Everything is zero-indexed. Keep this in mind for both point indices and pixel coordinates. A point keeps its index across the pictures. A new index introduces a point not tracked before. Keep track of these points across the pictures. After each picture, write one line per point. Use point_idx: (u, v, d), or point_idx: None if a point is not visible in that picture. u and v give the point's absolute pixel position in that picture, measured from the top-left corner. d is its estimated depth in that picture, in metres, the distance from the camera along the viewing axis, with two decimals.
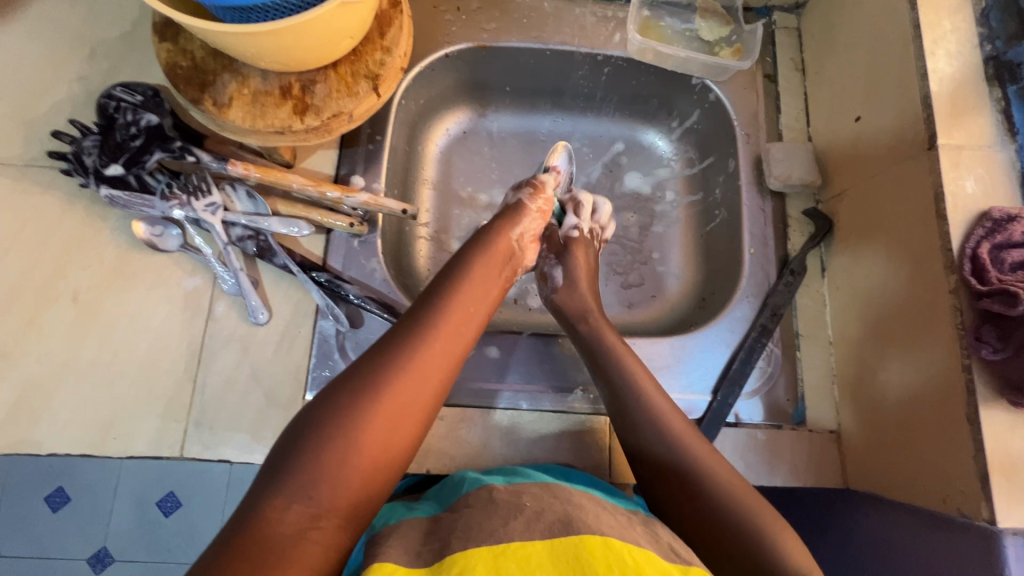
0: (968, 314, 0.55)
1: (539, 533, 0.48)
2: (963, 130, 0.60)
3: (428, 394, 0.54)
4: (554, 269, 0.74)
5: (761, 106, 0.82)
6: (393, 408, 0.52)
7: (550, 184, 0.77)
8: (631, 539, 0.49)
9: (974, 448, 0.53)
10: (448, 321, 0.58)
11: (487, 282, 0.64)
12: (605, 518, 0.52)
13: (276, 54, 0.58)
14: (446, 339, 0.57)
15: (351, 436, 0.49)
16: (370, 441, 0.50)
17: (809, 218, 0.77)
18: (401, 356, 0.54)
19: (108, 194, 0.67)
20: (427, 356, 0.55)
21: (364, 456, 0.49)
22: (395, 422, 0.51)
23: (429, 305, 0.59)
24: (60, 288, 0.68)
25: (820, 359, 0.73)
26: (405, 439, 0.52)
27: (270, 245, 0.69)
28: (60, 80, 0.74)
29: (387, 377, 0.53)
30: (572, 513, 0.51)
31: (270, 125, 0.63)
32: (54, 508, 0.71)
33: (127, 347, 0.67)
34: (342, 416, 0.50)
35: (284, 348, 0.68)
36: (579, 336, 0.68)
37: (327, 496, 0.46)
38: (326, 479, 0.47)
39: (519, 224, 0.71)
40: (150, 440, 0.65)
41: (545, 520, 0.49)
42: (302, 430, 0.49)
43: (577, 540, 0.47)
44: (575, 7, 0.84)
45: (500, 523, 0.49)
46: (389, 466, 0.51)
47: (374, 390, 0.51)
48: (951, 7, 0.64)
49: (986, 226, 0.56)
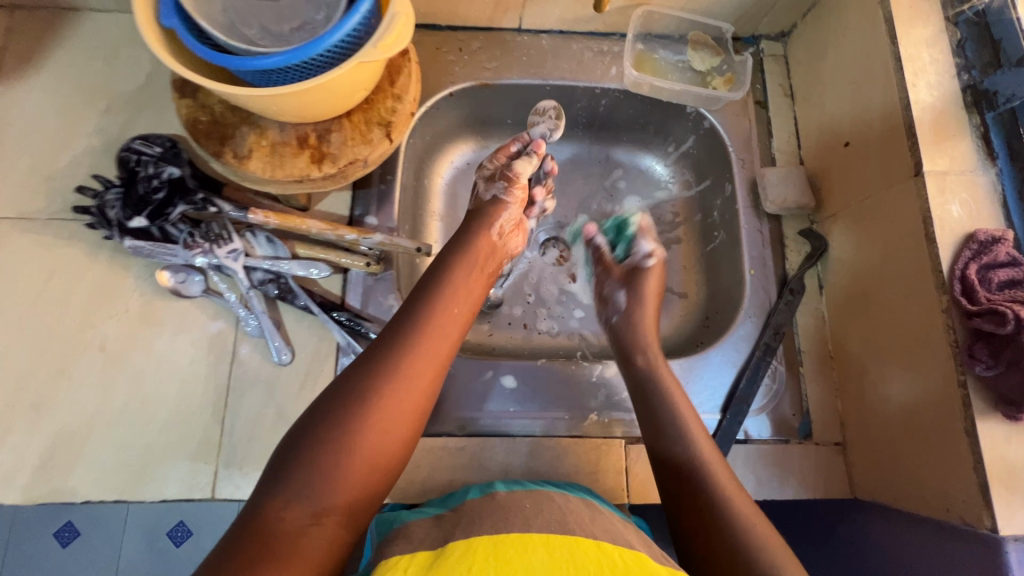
0: (960, 331, 0.59)
1: (536, 528, 0.55)
2: (946, 156, 0.64)
3: (415, 401, 0.57)
4: (616, 293, 0.79)
5: (753, 131, 0.86)
6: (390, 418, 0.55)
7: (525, 172, 0.75)
8: (621, 542, 0.55)
9: (973, 460, 0.56)
10: (432, 325, 0.61)
11: (467, 287, 0.67)
12: (598, 524, 0.58)
13: (296, 109, 0.62)
14: (432, 341, 0.60)
15: (346, 440, 0.52)
16: (364, 450, 0.53)
17: (805, 238, 0.81)
18: (388, 369, 0.57)
19: (132, 245, 0.70)
20: (415, 360, 0.58)
21: (361, 468, 0.53)
22: (389, 426, 0.55)
23: (417, 312, 0.62)
24: (88, 338, 0.70)
25: (823, 376, 0.76)
26: (395, 447, 0.55)
27: (291, 288, 0.72)
28: (79, 135, 0.77)
29: (378, 397, 0.55)
30: (567, 518, 0.57)
31: (289, 175, 0.66)
32: (64, 543, 0.69)
33: (155, 393, 0.69)
34: (336, 419, 0.53)
35: (308, 386, 0.71)
36: (636, 368, 0.72)
37: (327, 496, 0.51)
38: (323, 481, 0.51)
39: (502, 216, 0.74)
40: (181, 482, 0.67)
41: (543, 517, 0.56)
42: (302, 437, 0.53)
43: (572, 538, 0.53)
44: (572, 43, 0.88)
45: (499, 520, 0.56)
46: (384, 470, 0.54)
47: (367, 407, 0.54)
48: (929, 40, 0.68)
49: (973, 248, 0.60)
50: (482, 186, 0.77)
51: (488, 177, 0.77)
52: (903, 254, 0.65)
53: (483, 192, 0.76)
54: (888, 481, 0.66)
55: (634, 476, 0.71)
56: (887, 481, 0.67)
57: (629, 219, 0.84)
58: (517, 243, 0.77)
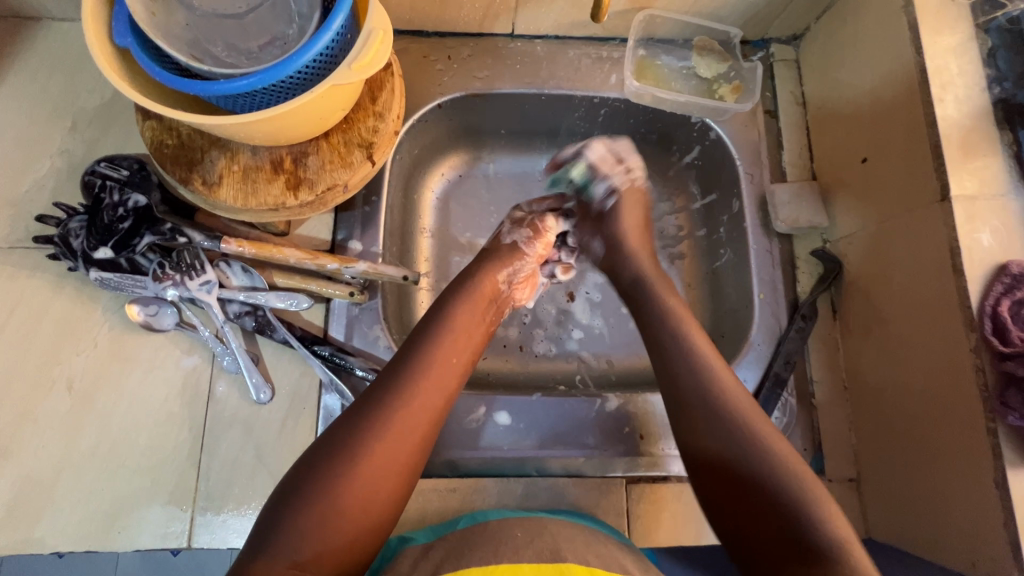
0: (991, 375, 0.54)
1: (527, 556, 0.51)
2: (975, 178, 0.59)
3: (406, 454, 0.53)
4: (592, 240, 0.77)
5: (762, 142, 0.80)
6: (385, 463, 0.52)
7: (553, 230, 0.76)
8: (615, 566, 0.52)
9: (1004, 516, 0.52)
10: (436, 361, 0.58)
11: (468, 330, 0.63)
12: (591, 547, 0.55)
13: (270, 134, 0.57)
14: (434, 377, 0.57)
15: (336, 484, 0.49)
16: (352, 495, 0.50)
17: (818, 259, 0.76)
18: (376, 420, 0.53)
19: (98, 277, 0.65)
20: (414, 397, 0.55)
21: (347, 517, 0.49)
22: (383, 472, 0.51)
23: (419, 347, 0.59)
24: (54, 376, 0.66)
25: (836, 407, 0.72)
26: (384, 505, 0.51)
27: (268, 321, 0.67)
28: (41, 156, 0.72)
29: (364, 451, 0.51)
30: (558, 542, 0.54)
31: (263, 204, 0.61)
32: None
33: (126, 435, 0.65)
34: (320, 477, 0.50)
35: (289, 427, 0.66)
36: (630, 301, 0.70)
37: (315, 545, 0.47)
38: (306, 527, 0.47)
39: (521, 267, 0.72)
40: (155, 531, 0.63)
41: (534, 546, 0.53)
42: (296, 483, 0.50)
43: (564, 567, 0.50)
44: (569, 48, 0.82)
45: (489, 550, 0.52)
46: (375, 517, 0.51)
47: (356, 453, 0.51)
48: (957, 49, 0.62)
49: (1005, 282, 0.55)
50: (506, 228, 0.76)
51: (517, 221, 0.76)
52: (925, 284, 0.61)
53: (505, 234, 0.75)
54: (910, 523, 0.62)
55: (636, 517, 0.67)
56: (909, 520, 0.62)
57: (576, 168, 0.78)
58: (522, 296, 0.74)
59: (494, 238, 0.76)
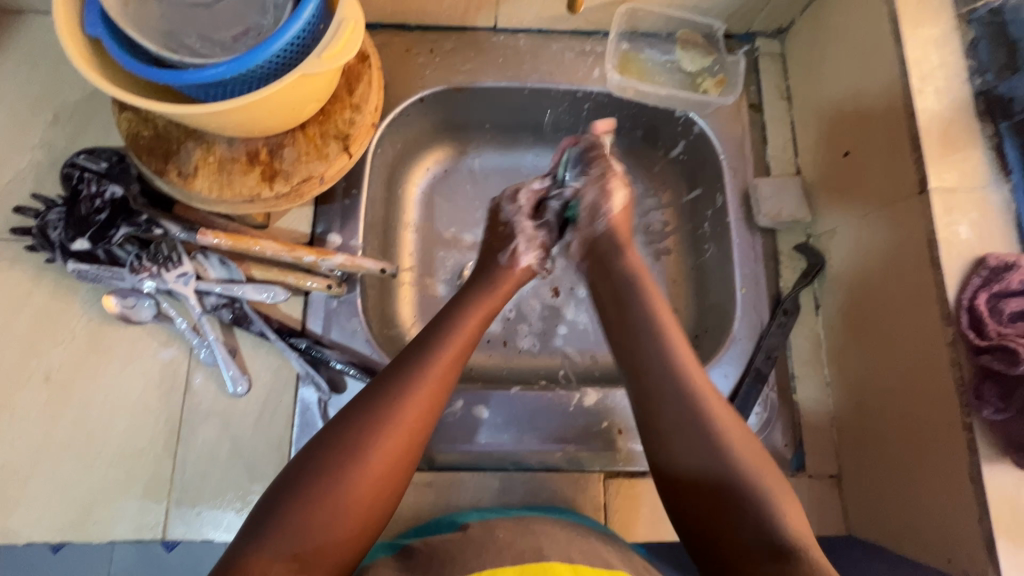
0: (967, 368, 0.53)
1: (510, 559, 0.50)
2: (954, 171, 0.58)
3: (406, 453, 0.53)
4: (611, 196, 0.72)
5: (747, 137, 0.80)
6: (386, 459, 0.51)
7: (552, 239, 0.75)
8: (599, 561, 0.52)
9: (979, 511, 0.52)
10: (443, 359, 0.57)
11: (475, 329, 0.62)
12: (574, 543, 0.54)
13: (242, 125, 0.57)
14: (441, 376, 0.57)
15: (337, 480, 0.49)
16: (353, 494, 0.49)
17: (801, 253, 0.75)
18: (378, 417, 0.52)
19: (76, 269, 0.65)
20: (416, 394, 0.54)
21: (346, 513, 0.49)
22: (384, 470, 0.51)
23: (426, 345, 0.59)
24: (32, 368, 0.66)
25: (818, 403, 0.71)
26: (383, 502, 0.51)
27: (245, 313, 0.67)
28: (23, 148, 0.72)
29: (361, 449, 0.51)
30: (541, 541, 0.53)
31: (238, 195, 0.61)
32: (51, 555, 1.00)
33: (103, 427, 0.65)
34: (321, 475, 0.49)
35: (265, 420, 0.66)
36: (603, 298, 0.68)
37: (314, 541, 0.47)
38: (304, 525, 0.47)
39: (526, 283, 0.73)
40: (130, 522, 0.63)
41: (514, 548, 0.52)
42: (296, 478, 0.49)
43: (545, 565, 0.50)
44: (552, 42, 0.81)
45: (471, 555, 0.51)
46: (372, 516, 0.50)
47: (359, 450, 0.50)
48: (938, 40, 0.62)
49: (982, 275, 0.54)
50: (522, 248, 0.71)
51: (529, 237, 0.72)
52: (909, 280, 0.59)
53: (522, 255, 0.71)
54: (888, 519, 0.61)
55: (613, 512, 0.67)
56: (886, 518, 0.62)
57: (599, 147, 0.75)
58: None
59: (510, 256, 0.70)
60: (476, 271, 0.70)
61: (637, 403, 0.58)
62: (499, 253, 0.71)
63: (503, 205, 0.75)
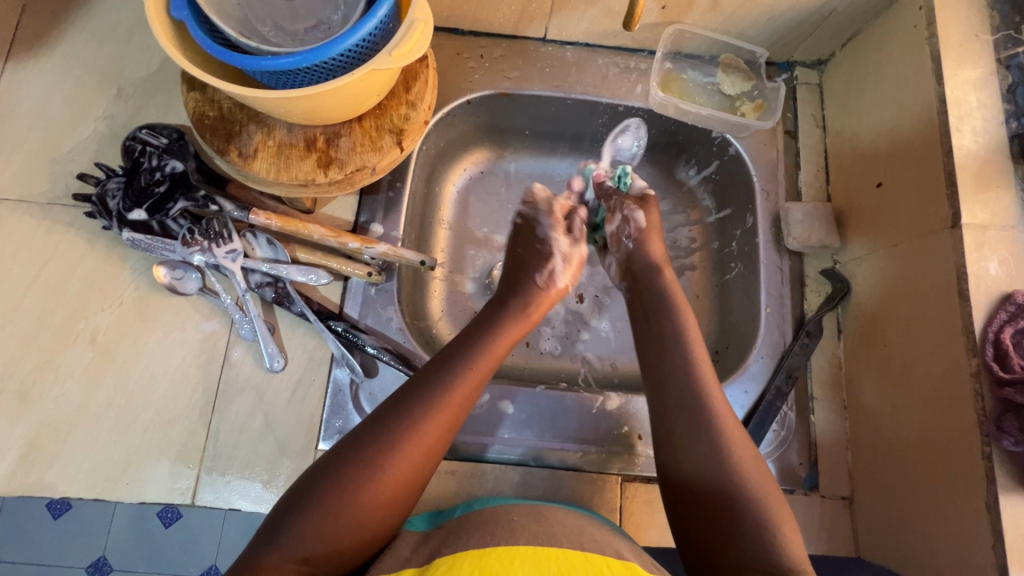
0: (989, 400, 0.55)
1: (524, 540, 0.52)
2: (986, 209, 0.60)
3: (422, 466, 0.54)
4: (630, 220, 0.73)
5: (781, 161, 0.82)
6: (402, 471, 0.53)
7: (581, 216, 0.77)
8: (611, 552, 0.52)
9: (994, 538, 0.53)
10: (464, 384, 0.59)
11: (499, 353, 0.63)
12: (586, 532, 0.55)
13: (306, 112, 0.60)
14: (460, 397, 0.58)
15: (354, 492, 0.51)
16: (371, 499, 0.51)
17: (826, 278, 0.77)
18: (401, 429, 0.54)
19: (130, 238, 0.68)
20: (435, 411, 0.56)
21: (361, 524, 0.51)
22: (403, 482, 0.53)
23: (448, 364, 0.60)
24: (78, 329, 0.68)
25: (834, 424, 0.72)
26: (397, 510, 0.53)
27: (288, 293, 0.70)
28: (86, 119, 0.75)
29: (382, 458, 0.53)
30: (554, 528, 0.54)
31: (294, 178, 0.64)
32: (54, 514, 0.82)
33: (141, 392, 0.67)
34: (342, 478, 0.51)
35: (298, 397, 0.68)
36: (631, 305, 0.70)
37: (325, 544, 0.49)
38: (320, 526, 0.49)
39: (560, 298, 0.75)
40: (161, 484, 0.65)
41: (528, 530, 0.53)
42: (315, 485, 0.51)
43: (558, 551, 0.50)
44: (598, 57, 0.84)
45: (488, 533, 0.53)
46: (385, 522, 0.52)
47: (377, 464, 0.52)
48: (977, 82, 0.64)
49: (1009, 310, 0.56)
50: (558, 268, 0.72)
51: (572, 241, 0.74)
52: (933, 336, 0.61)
53: (555, 276, 0.72)
54: (900, 544, 0.63)
55: (627, 516, 0.68)
56: (899, 542, 0.63)
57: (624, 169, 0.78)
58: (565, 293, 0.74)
59: (546, 278, 0.71)
60: (523, 255, 0.73)
61: (661, 402, 0.60)
62: (536, 273, 0.71)
63: (539, 216, 0.75)
